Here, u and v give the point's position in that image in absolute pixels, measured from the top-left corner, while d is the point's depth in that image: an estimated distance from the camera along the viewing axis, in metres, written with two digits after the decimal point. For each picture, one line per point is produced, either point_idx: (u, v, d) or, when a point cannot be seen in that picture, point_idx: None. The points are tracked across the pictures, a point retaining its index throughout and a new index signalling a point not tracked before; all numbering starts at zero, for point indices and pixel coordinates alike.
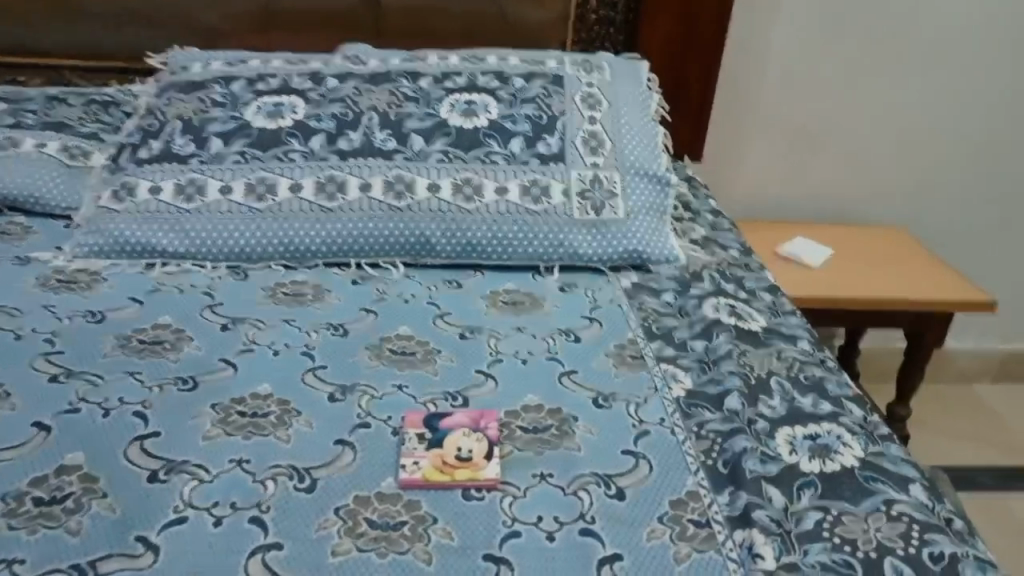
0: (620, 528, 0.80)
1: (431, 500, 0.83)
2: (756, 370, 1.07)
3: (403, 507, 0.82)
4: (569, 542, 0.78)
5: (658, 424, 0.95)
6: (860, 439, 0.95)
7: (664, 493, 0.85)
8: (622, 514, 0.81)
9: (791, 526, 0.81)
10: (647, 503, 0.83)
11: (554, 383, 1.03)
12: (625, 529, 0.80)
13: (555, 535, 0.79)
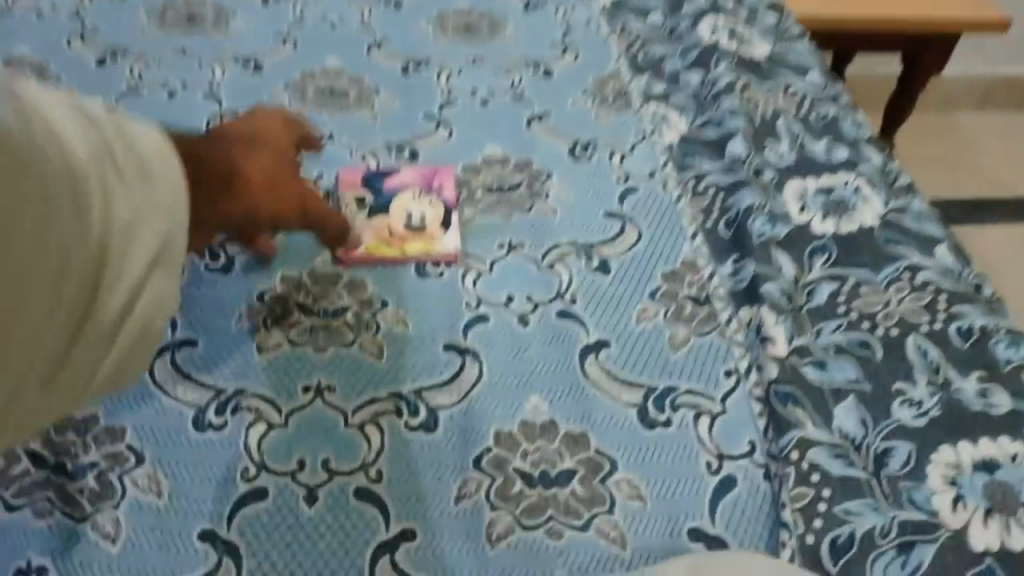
0: (602, 306, 0.67)
1: (376, 269, 0.68)
2: (760, 109, 0.89)
3: (338, 280, 0.67)
4: (543, 321, 0.66)
5: (647, 180, 0.79)
6: (881, 193, 0.80)
7: (653, 260, 0.71)
8: (604, 287, 0.69)
9: (798, 296, 0.70)
10: (633, 272, 0.70)
11: (520, 127, 0.84)
12: (608, 306, 0.67)
13: (528, 314, 0.66)
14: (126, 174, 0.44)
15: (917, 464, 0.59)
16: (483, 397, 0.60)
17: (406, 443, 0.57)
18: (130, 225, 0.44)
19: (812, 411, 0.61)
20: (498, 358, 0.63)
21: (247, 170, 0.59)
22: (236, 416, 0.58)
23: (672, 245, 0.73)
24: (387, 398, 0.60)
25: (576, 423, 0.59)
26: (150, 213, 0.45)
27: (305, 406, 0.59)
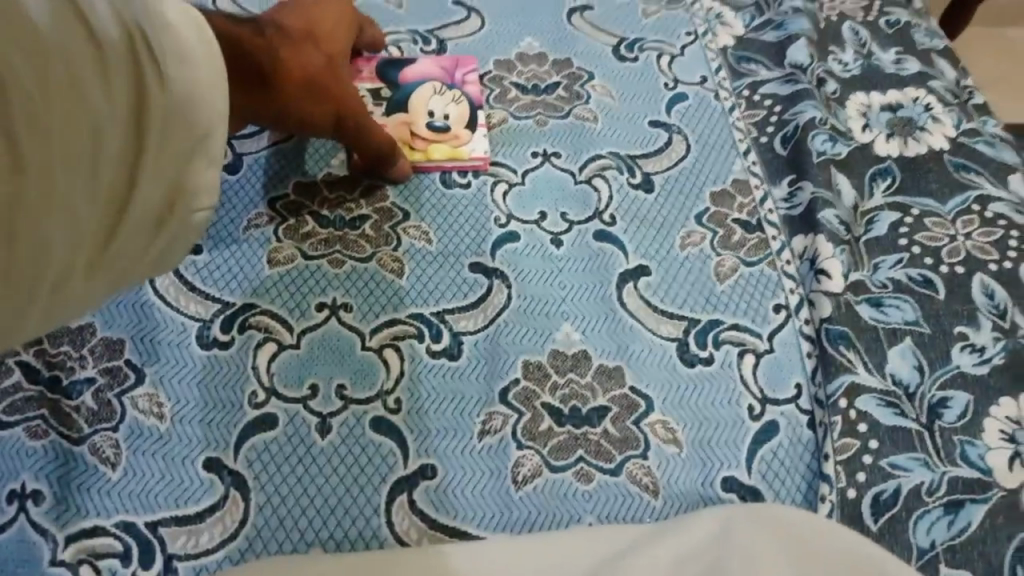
0: (649, 232, 0.61)
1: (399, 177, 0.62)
2: (824, 11, 0.80)
3: (361, 192, 0.61)
4: (582, 248, 0.60)
5: (697, 86, 0.71)
6: (953, 114, 0.72)
7: (704, 182, 0.65)
8: (649, 211, 0.62)
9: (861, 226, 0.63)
10: (681, 195, 0.64)
11: (560, 19, 0.75)
12: (654, 233, 0.61)
13: (564, 242, 0.60)
14: (177, 23, 0.37)
15: (975, 418, 0.54)
16: (513, 325, 0.56)
17: (430, 372, 0.53)
18: (177, 82, 0.37)
19: (864, 354, 0.56)
20: (532, 284, 0.58)
21: (288, 65, 0.53)
22: (243, 334, 0.53)
23: (728, 170, 0.66)
24: (410, 325, 0.55)
25: (610, 357, 0.55)
26: (210, 89, 0.39)
27: (324, 329, 0.54)
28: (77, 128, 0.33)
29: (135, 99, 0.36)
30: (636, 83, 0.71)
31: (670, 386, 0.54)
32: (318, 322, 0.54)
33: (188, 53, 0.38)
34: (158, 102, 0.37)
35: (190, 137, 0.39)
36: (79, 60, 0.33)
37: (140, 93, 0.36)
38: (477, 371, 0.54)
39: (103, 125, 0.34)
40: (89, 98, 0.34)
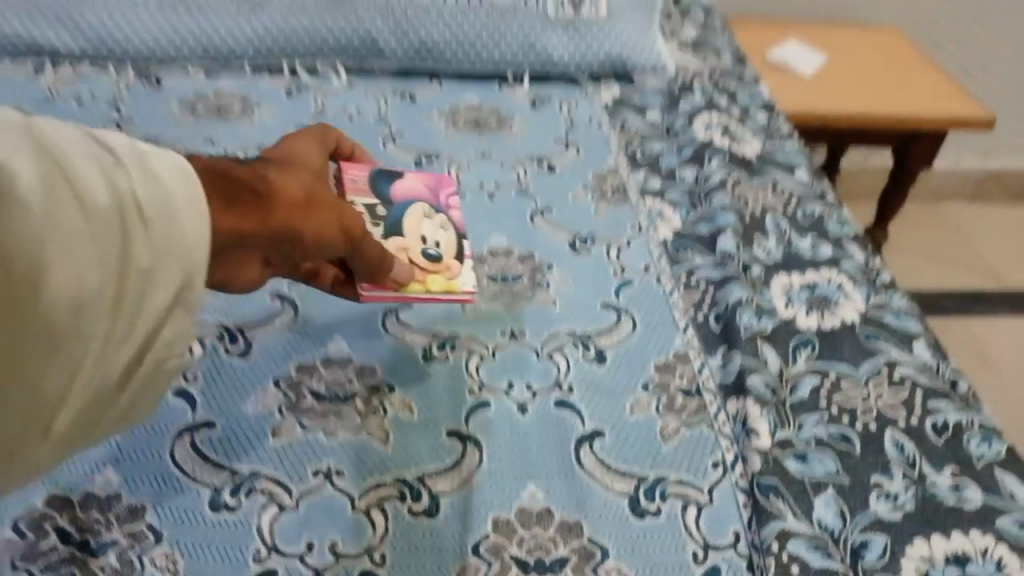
0: (603, 400, 0.71)
1: (386, 359, 0.72)
2: (750, 206, 0.96)
3: (354, 372, 0.71)
4: (545, 415, 0.69)
5: (642, 273, 0.84)
6: (862, 289, 0.85)
7: (650, 355, 0.75)
8: (603, 381, 0.72)
9: (787, 389, 0.73)
10: (631, 366, 0.74)
11: (525, 219, 0.89)
12: (608, 401, 0.71)
13: (529, 409, 0.69)
14: (135, 207, 0.46)
15: (893, 558, 0.61)
16: (484, 486, 0.63)
17: (411, 530, 0.60)
18: (166, 227, 0.47)
19: (793, 503, 0.64)
20: (501, 449, 0.66)
21: (286, 187, 0.60)
22: (249, 498, 0.61)
23: (671, 344, 0.76)
24: (395, 488, 0.63)
25: (570, 512, 0.62)
26: (168, 256, 0.47)
27: (319, 493, 0.62)
28: (91, 273, 0.43)
29: (133, 243, 0.45)
30: (590, 272, 0.83)
31: (624, 537, 0.61)
32: (313, 488, 0.62)
33: (173, 203, 0.48)
34: (131, 274, 0.45)
35: (178, 272, 0.48)
36: (51, 267, 0.41)
37: (138, 241, 0.46)
38: (453, 528, 0.61)
39: (107, 266, 0.44)
40: (99, 247, 0.43)
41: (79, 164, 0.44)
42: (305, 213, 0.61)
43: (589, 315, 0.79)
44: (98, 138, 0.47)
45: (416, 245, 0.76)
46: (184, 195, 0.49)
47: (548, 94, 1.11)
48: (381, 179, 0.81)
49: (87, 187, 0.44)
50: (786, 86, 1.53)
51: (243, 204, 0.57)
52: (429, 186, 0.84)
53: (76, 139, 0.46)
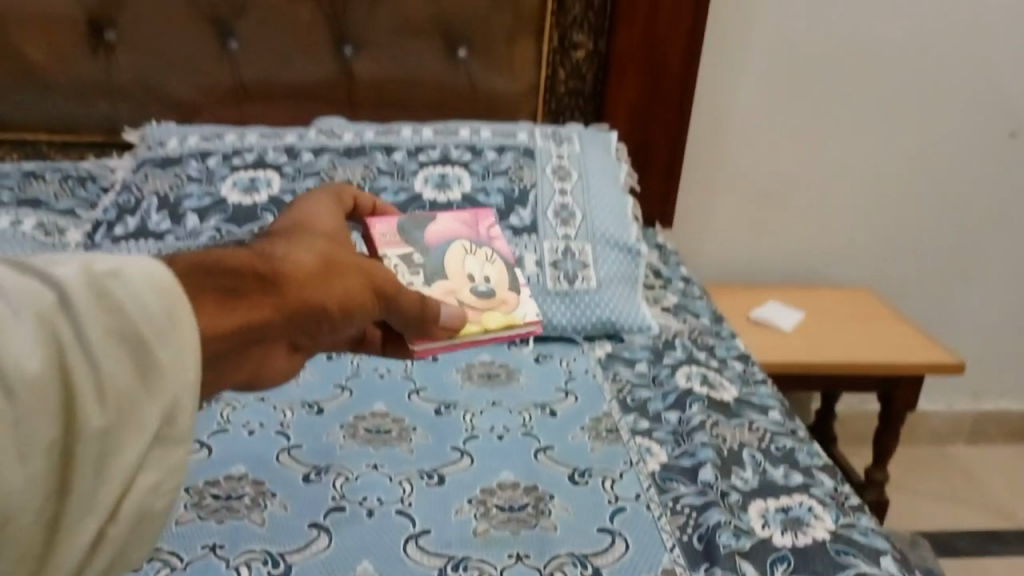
0: None
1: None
2: (728, 442, 1.09)
3: None
4: None
5: (633, 500, 0.96)
6: (831, 511, 0.96)
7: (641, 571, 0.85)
8: None
9: None
10: None
11: (529, 457, 1.03)
12: None
13: None
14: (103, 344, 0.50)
15: None
16: None
17: None
18: (123, 369, 0.50)
19: None
20: None
21: (292, 268, 0.69)
22: None
23: (659, 562, 0.86)
24: None
25: None
26: (143, 391, 0.51)
27: None
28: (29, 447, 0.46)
29: (82, 394, 0.48)
30: (587, 500, 0.95)
31: None
32: None
33: (140, 341, 0.51)
34: (100, 412, 0.48)
35: (154, 407, 0.51)
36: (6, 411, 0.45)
37: (87, 393, 0.48)
38: None
39: (50, 429, 0.46)
40: (37, 418, 0.46)
41: (24, 330, 0.47)
42: (317, 285, 0.71)
43: (586, 538, 0.89)
44: (52, 281, 0.50)
45: (465, 285, 0.98)
46: (149, 320, 0.52)
47: (549, 351, 1.30)
48: (415, 229, 1.02)
49: (20, 357, 0.46)
50: (761, 338, 1.76)
51: (254, 293, 0.65)
52: (465, 220, 1.07)
53: (28, 290, 0.49)
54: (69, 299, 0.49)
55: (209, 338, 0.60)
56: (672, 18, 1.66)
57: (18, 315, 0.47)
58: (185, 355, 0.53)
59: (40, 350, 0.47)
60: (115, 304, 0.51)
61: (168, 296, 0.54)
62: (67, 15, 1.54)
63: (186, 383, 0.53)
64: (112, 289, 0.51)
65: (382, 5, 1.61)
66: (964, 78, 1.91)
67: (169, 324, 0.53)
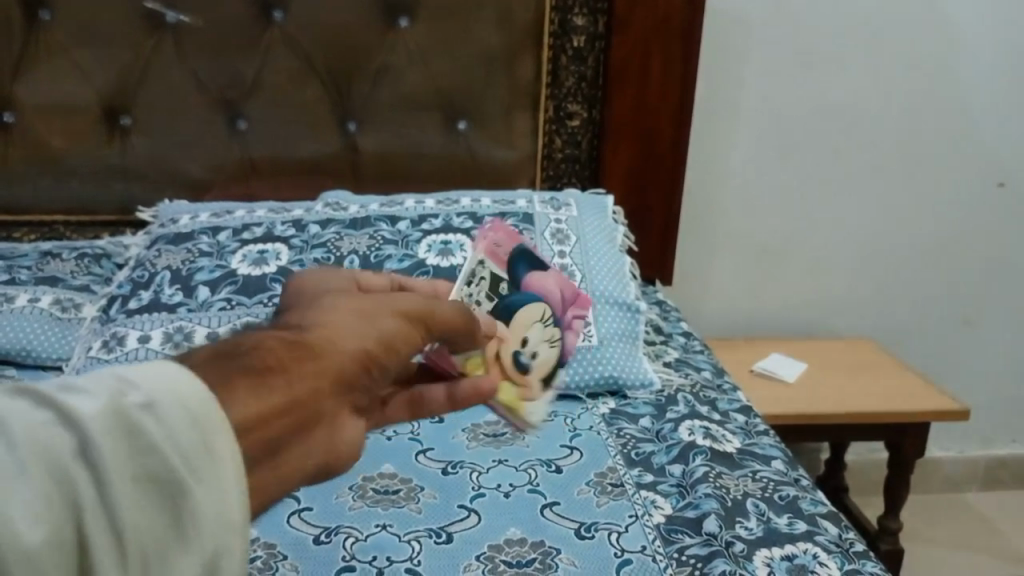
0: None
1: None
2: (732, 493, 1.10)
3: None
4: None
5: (639, 552, 0.97)
6: (835, 558, 0.98)
7: None
8: None
9: None
10: None
11: (535, 512, 1.05)
12: None
13: None
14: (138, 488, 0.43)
15: None
16: None
17: None
18: (149, 520, 0.43)
19: None
20: None
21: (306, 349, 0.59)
22: None
23: None
24: None
25: None
26: (185, 535, 0.44)
27: None
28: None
29: (100, 557, 0.41)
30: (593, 554, 0.97)
31: None
32: None
33: (180, 482, 0.44)
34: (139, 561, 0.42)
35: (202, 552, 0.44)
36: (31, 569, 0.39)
37: (108, 552, 0.41)
38: None
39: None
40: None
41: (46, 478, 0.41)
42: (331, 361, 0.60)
43: None
44: (66, 423, 0.43)
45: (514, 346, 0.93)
46: (183, 464, 0.45)
47: (553, 409, 1.33)
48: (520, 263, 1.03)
49: (25, 524, 0.39)
50: (765, 391, 1.77)
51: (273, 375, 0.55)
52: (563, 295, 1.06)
53: (36, 434, 0.42)
54: (88, 446, 0.43)
55: (246, 430, 0.50)
56: (662, 85, 1.74)
57: (26, 470, 0.41)
58: (227, 496, 0.45)
59: (49, 507, 0.40)
60: (140, 447, 0.44)
61: (205, 426, 0.47)
62: (86, 103, 1.63)
63: (228, 530, 0.45)
64: (140, 425, 0.45)
65: (385, 85, 1.70)
66: (948, 133, 1.98)
67: (210, 470, 0.46)
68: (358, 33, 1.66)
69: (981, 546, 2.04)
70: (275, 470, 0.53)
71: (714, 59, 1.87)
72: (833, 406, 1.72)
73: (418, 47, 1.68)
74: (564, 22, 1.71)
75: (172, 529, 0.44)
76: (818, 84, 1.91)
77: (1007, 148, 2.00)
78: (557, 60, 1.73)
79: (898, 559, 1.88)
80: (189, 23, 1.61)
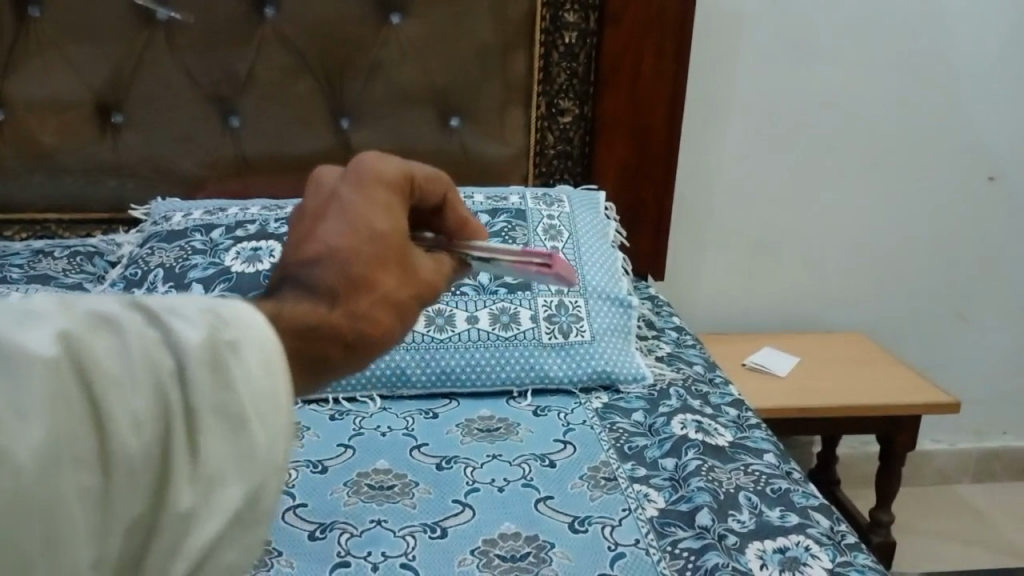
0: None
1: None
2: (724, 485, 1.11)
3: None
4: None
5: (633, 545, 0.98)
6: (828, 550, 0.98)
7: None
8: None
9: None
10: None
11: (529, 507, 1.05)
12: None
13: None
14: (209, 409, 0.41)
15: None
16: None
17: None
18: (220, 449, 0.40)
19: None
20: None
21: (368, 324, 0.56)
22: None
23: None
24: None
25: None
26: (242, 465, 0.41)
27: None
28: (111, 529, 0.37)
29: (178, 474, 0.38)
30: (587, 547, 0.97)
31: None
32: None
33: (248, 410, 0.42)
34: (200, 480, 0.39)
35: (254, 484, 0.41)
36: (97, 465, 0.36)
37: (186, 470, 0.39)
38: None
39: (138, 509, 0.37)
40: (127, 494, 0.37)
41: (124, 376, 0.38)
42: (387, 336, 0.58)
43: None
44: (167, 336, 0.41)
45: None
46: (252, 395, 0.42)
47: (546, 404, 1.33)
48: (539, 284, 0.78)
49: (121, 426, 0.37)
50: (758, 385, 1.78)
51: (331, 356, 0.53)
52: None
53: (144, 340, 0.40)
54: (186, 363, 0.41)
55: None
56: (653, 81, 1.75)
57: (129, 373, 0.39)
58: (283, 447, 0.43)
59: (147, 410, 0.38)
60: (228, 377, 0.42)
61: (279, 373, 0.44)
62: (78, 101, 1.62)
63: (274, 473, 0.42)
64: (230, 356, 0.42)
65: (378, 83, 1.70)
66: (939, 128, 1.99)
67: (272, 406, 0.43)
68: (350, 30, 1.66)
69: (972, 544, 2.06)
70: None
71: (705, 55, 1.88)
72: (824, 399, 1.73)
73: (410, 44, 1.68)
74: (555, 18, 1.71)
75: (234, 460, 0.41)
76: (809, 79, 1.92)
77: (997, 142, 2.02)
78: (549, 57, 1.74)
79: (890, 551, 1.89)
80: (181, 21, 1.61)
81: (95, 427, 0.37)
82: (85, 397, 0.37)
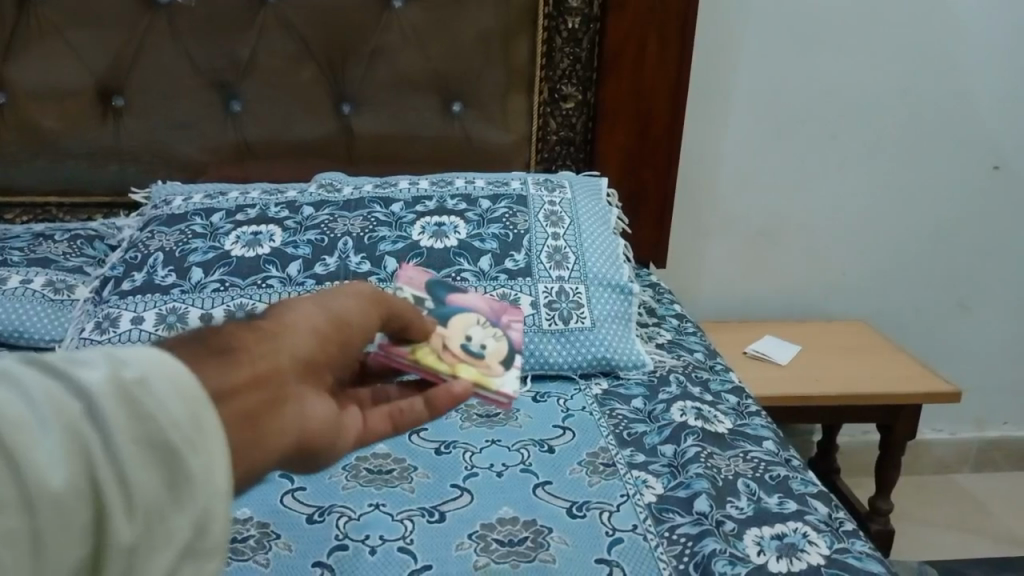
0: None
1: None
2: (723, 472, 1.10)
3: None
4: None
5: (630, 531, 0.98)
6: (825, 537, 0.98)
7: None
8: None
9: None
10: None
11: (528, 493, 1.05)
12: None
13: None
14: (133, 448, 0.45)
15: None
16: None
17: None
18: (150, 480, 0.45)
19: None
20: None
21: (261, 324, 0.62)
22: None
23: None
24: None
25: None
26: (176, 494, 0.46)
27: None
28: (49, 568, 0.41)
29: (109, 507, 0.43)
30: (584, 534, 0.97)
31: None
32: None
33: (175, 442, 0.46)
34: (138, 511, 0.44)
35: (196, 510, 0.46)
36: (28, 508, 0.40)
37: (118, 502, 0.43)
38: None
39: (77, 547, 0.42)
40: (60, 533, 0.41)
41: (37, 429, 0.43)
42: (289, 333, 0.63)
43: (599, 566, 0.92)
44: (74, 387, 0.46)
45: (458, 337, 0.89)
46: (177, 427, 0.47)
47: (547, 389, 1.34)
48: (439, 288, 0.96)
49: (45, 470, 0.42)
50: (758, 373, 1.78)
51: (236, 347, 0.58)
52: (492, 305, 0.97)
53: (52, 394, 0.45)
54: (95, 404, 0.45)
55: (226, 396, 0.53)
56: (658, 66, 1.73)
57: (44, 426, 0.43)
58: (217, 465, 0.48)
59: (67, 454, 0.43)
60: (142, 410, 0.46)
61: (193, 398, 0.49)
62: (77, 86, 1.61)
63: (212, 494, 0.47)
64: (140, 393, 0.47)
65: (380, 66, 1.69)
66: (945, 116, 1.97)
67: (199, 434, 0.48)
68: (351, 12, 1.64)
69: (974, 533, 2.06)
70: (261, 447, 0.55)
71: (709, 40, 1.86)
72: (825, 385, 1.73)
73: (412, 28, 1.67)
74: (559, 3, 1.70)
75: (169, 489, 0.46)
76: (813, 66, 1.90)
77: (1002, 131, 2.00)
78: (552, 42, 1.72)
79: (890, 540, 1.89)
80: (182, 3, 1.59)
81: (19, 475, 0.41)
82: (6, 452, 0.41)
